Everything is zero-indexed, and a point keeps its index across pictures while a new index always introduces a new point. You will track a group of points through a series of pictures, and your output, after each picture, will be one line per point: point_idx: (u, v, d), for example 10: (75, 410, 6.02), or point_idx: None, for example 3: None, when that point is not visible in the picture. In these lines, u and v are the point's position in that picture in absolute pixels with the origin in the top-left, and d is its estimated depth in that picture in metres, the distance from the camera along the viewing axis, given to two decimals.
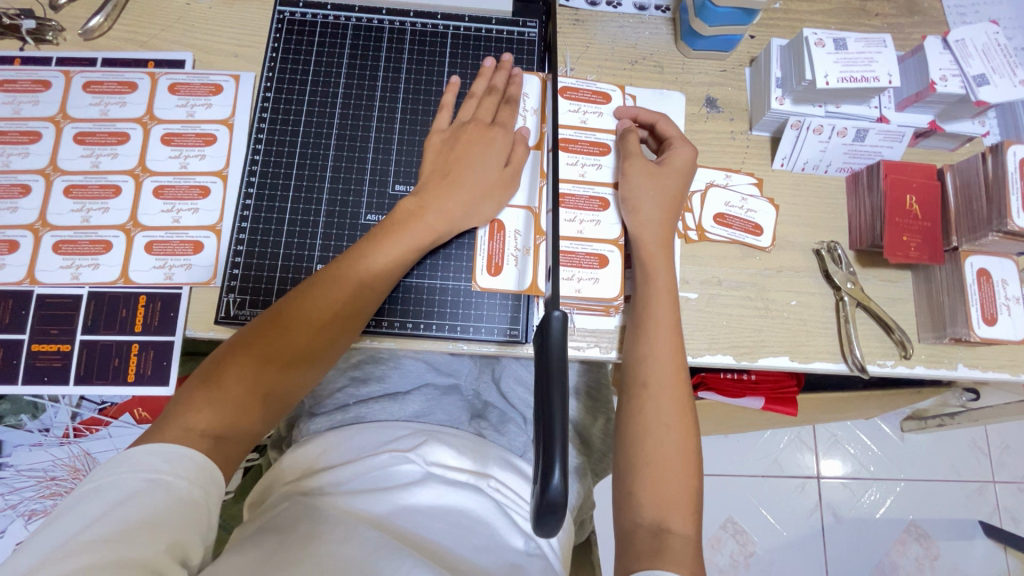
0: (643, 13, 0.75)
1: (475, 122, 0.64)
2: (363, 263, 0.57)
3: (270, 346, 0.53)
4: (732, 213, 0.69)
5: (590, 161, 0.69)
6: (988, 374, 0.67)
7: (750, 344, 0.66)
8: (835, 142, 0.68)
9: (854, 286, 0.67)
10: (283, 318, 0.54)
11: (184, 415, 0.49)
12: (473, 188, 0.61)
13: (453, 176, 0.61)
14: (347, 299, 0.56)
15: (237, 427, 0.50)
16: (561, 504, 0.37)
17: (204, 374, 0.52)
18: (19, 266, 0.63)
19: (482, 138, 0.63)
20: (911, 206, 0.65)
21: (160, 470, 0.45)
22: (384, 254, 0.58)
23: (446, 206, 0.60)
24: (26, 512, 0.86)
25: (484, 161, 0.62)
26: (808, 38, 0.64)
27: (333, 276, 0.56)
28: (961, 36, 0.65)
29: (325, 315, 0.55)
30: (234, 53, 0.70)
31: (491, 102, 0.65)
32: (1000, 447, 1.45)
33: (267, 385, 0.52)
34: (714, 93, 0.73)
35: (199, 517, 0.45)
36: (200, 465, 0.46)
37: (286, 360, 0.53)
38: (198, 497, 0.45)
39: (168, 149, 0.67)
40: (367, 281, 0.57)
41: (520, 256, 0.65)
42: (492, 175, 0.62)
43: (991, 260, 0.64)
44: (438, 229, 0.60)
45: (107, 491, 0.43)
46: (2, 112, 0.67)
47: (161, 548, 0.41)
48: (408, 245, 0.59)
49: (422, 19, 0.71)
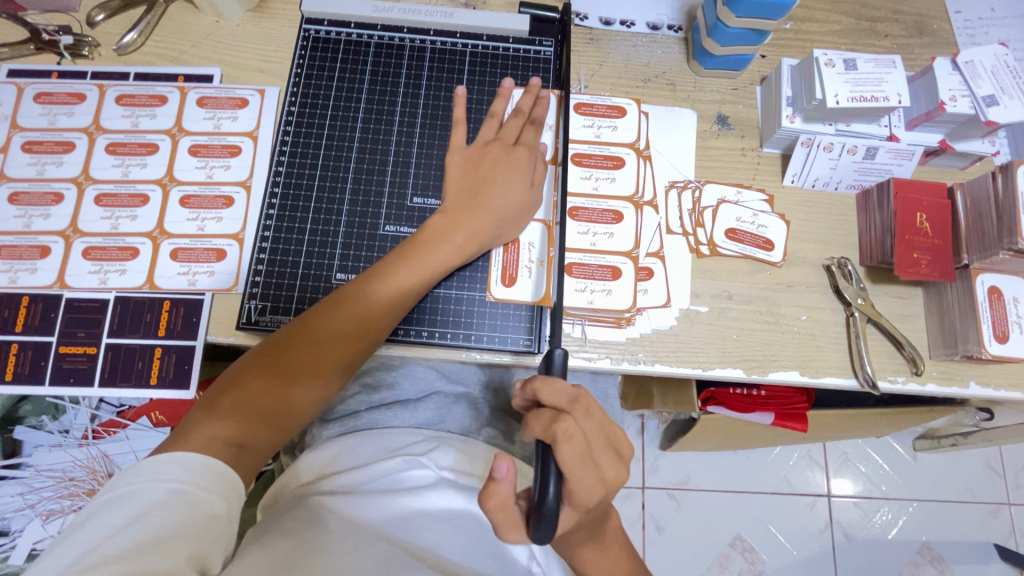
0: (656, 32, 0.77)
1: (498, 142, 0.66)
2: (389, 281, 0.58)
3: (296, 361, 0.55)
4: (743, 228, 0.70)
5: (603, 176, 0.70)
6: (1001, 392, 0.67)
7: (760, 358, 0.67)
8: (846, 160, 0.68)
9: (865, 302, 0.67)
10: (309, 334, 0.56)
11: (211, 423, 0.50)
12: (499, 212, 0.63)
13: (477, 198, 0.63)
14: (370, 319, 0.58)
15: (258, 436, 0.52)
16: (555, 512, 0.43)
17: (232, 380, 0.53)
18: (50, 271, 0.65)
19: (507, 160, 0.65)
20: (921, 223, 0.65)
21: (181, 480, 0.46)
22: (407, 276, 0.59)
23: (472, 227, 0.62)
24: (44, 512, 0.87)
25: (508, 180, 0.64)
26: (819, 58, 0.66)
27: (356, 295, 0.58)
28: (971, 57, 0.66)
29: (349, 334, 0.57)
30: (259, 69, 0.73)
31: (517, 123, 0.67)
32: (1015, 468, 1.43)
33: (292, 397, 0.54)
34: (725, 111, 0.74)
35: (220, 528, 0.46)
36: (221, 473, 0.48)
37: (312, 373, 0.55)
38: (218, 509, 0.46)
39: (195, 160, 0.69)
40: (390, 301, 0.58)
41: (534, 267, 0.66)
42: (516, 195, 0.63)
43: (1002, 278, 0.65)
44: (463, 250, 0.62)
45: (131, 501, 0.44)
46: (38, 123, 0.70)
47: (182, 559, 0.42)
48: (431, 268, 0.60)
49: (443, 38, 0.73)
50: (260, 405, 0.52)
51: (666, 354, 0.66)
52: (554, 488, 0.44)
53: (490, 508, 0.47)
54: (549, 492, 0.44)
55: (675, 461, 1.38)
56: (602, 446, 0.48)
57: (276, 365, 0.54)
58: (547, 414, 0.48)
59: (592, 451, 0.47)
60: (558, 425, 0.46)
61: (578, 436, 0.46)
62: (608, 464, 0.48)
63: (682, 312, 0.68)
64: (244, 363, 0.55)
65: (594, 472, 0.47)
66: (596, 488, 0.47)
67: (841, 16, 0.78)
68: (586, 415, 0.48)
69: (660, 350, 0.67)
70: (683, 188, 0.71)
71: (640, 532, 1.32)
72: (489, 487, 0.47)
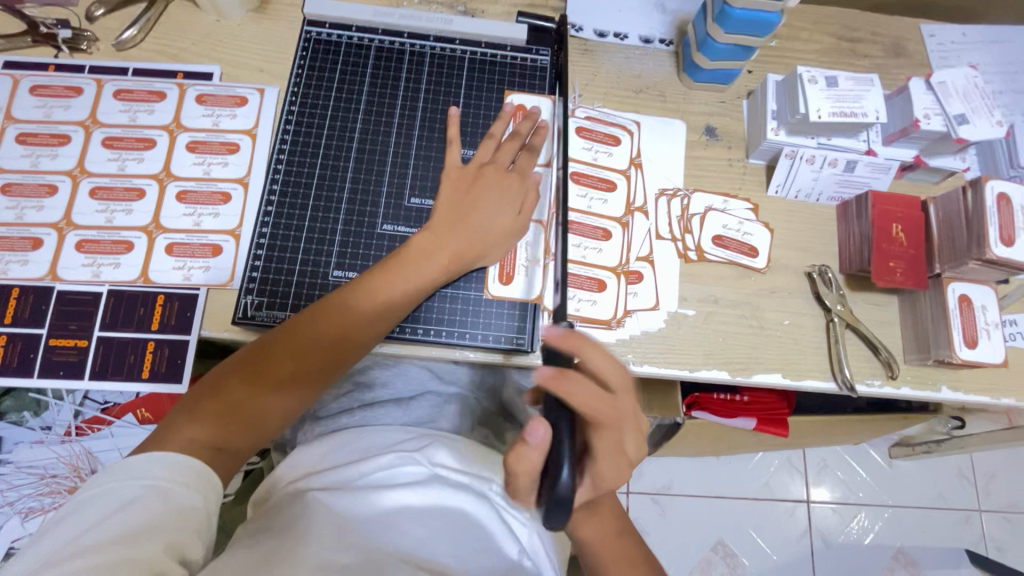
0: (648, 45, 0.80)
1: (491, 165, 0.67)
2: (371, 296, 0.59)
3: (276, 370, 0.55)
4: (728, 235, 0.73)
5: (597, 196, 0.72)
6: (971, 397, 0.70)
7: (744, 360, 0.69)
8: (826, 172, 0.72)
9: (843, 308, 0.70)
10: (291, 344, 0.56)
11: (190, 426, 0.51)
12: (484, 232, 0.64)
13: (465, 217, 0.63)
14: (351, 330, 0.58)
15: (236, 443, 0.53)
16: (568, 498, 0.43)
17: (213, 386, 0.54)
18: (42, 262, 0.65)
19: (498, 182, 0.66)
20: (896, 234, 0.69)
21: (157, 476, 0.46)
22: (391, 291, 0.59)
23: (455, 243, 0.63)
24: (24, 510, 0.85)
25: (497, 204, 0.65)
26: (802, 75, 0.69)
27: (340, 306, 0.58)
28: (943, 78, 0.70)
29: (330, 347, 0.57)
30: (259, 68, 0.74)
31: (511, 147, 0.68)
32: (986, 476, 1.48)
33: (270, 404, 0.55)
34: (713, 123, 0.77)
35: (197, 520, 0.46)
36: (197, 471, 0.48)
37: (291, 383, 0.56)
38: (195, 502, 0.47)
39: (192, 156, 0.69)
40: (371, 315, 0.59)
41: (530, 266, 0.68)
42: (503, 219, 0.65)
43: (971, 287, 0.68)
44: (447, 268, 0.62)
45: (107, 499, 0.45)
46: (33, 115, 0.70)
47: (160, 548, 0.43)
48: (415, 283, 0.61)
49: (442, 44, 0.75)
50: (238, 413, 0.53)
51: (654, 355, 0.68)
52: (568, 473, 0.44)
53: (520, 472, 0.47)
54: (563, 478, 0.43)
55: (660, 467, 1.40)
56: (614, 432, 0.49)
57: (257, 374, 0.55)
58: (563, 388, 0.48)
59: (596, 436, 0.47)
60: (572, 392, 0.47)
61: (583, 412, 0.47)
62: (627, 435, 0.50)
63: (670, 315, 0.70)
64: (224, 369, 0.56)
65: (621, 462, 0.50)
66: (620, 475, 0.51)
67: (823, 36, 0.82)
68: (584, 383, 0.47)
69: (648, 351, 0.68)
70: (672, 196, 0.74)
71: None
72: (520, 453, 0.47)
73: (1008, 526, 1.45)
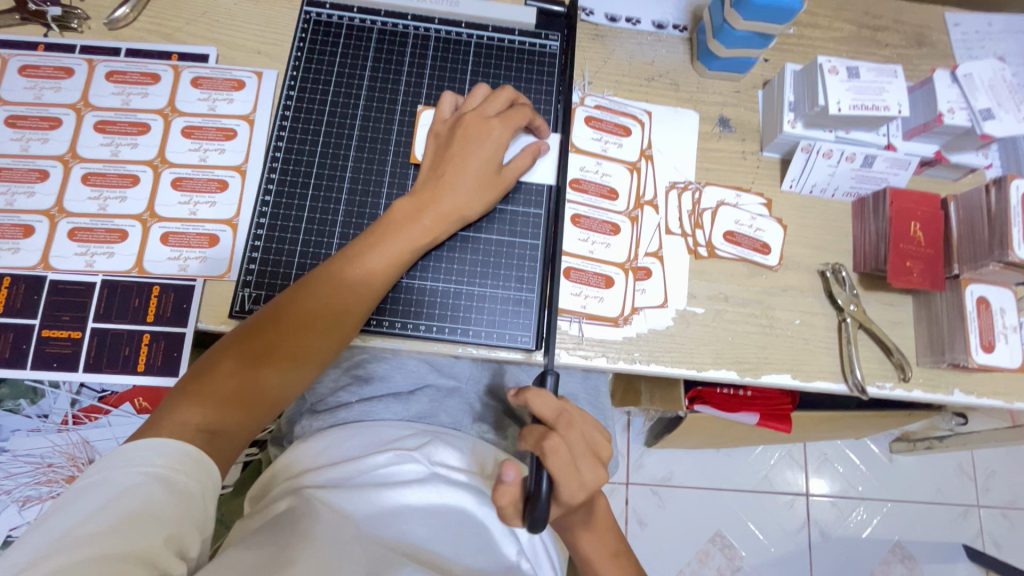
0: (661, 31, 0.77)
1: (473, 114, 0.63)
2: (359, 263, 0.57)
3: (264, 347, 0.54)
4: (741, 231, 0.70)
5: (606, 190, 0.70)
6: (983, 400, 0.69)
7: (753, 360, 0.68)
8: (844, 167, 0.69)
9: (857, 307, 0.68)
10: (281, 319, 0.55)
11: (182, 411, 0.49)
12: (469, 186, 0.61)
13: (448, 178, 0.61)
14: (343, 298, 0.57)
15: (233, 424, 0.51)
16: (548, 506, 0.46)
17: (202, 370, 0.52)
18: (33, 251, 0.63)
19: (479, 131, 0.62)
20: (914, 233, 0.67)
21: (154, 464, 0.45)
22: (379, 258, 0.58)
23: (443, 207, 0.60)
24: (20, 498, 0.87)
25: (481, 156, 0.61)
26: (823, 65, 0.66)
27: (328, 277, 0.56)
28: (969, 70, 0.67)
29: (323, 320, 0.56)
30: (257, 50, 0.71)
31: (500, 97, 0.64)
32: (986, 471, 1.48)
33: (262, 380, 0.53)
34: (727, 113, 0.75)
35: (195, 510, 0.45)
36: (196, 458, 0.47)
37: (283, 360, 0.54)
38: (194, 490, 0.46)
39: (188, 142, 0.67)
40: (361, 284, 0.57)
41: (622, 242, 0.69)
42: (487, 174, 0.62)
43: (990, 289, 0.66)
44: (433, 231, 0.61)
45: (103, 489, 0.43)
46: (22, 97, 0.67)
47: (159, 540, 0.42)
48: (405, 250, 0.59)
49: (447, 27, 0.72)
50: (225, 391, 0.51)
51: (662, 353, 0.67)
52: (548, 485, 0.48)
53: (501, 505, 0.49)
54: (544, 487, 0.47)
55: (660, 458, 1.40)
56: (586, 456, 0.51)
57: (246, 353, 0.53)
58: (538, 429, 0.50)
59: (579, 460, 0.50)
60: (547, 440, 0.49)
61: (566, 452, 0.49)
62: (592, 473, 0.50)
63: (679, 313, 0.68)
64: (217, 352, 0.54)
65: (574, 476, 0.49)
66: (578, 492, 0.49)
67: (843, 23, 0.79)
68: (571, 428, 0.50)
69: (655, 349, 0.67)
70: (683, 188, 0.72)
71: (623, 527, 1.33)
72: (498, 488, 0.49)
73: (1006, 521, 1.45)
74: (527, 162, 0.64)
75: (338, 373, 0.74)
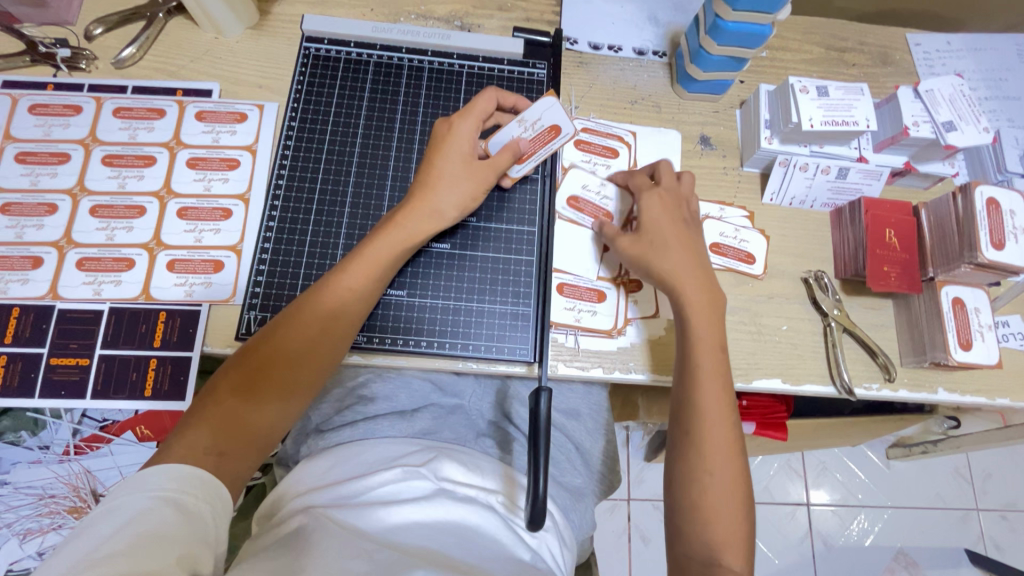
0: (642, 57, 0.81)
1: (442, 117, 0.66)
2: (345, 276, 0.59)
3: (263, 367, 0.56)
4: (726, 243, 0.73)
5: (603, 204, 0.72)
6: (967, 398, 0.71)
7: (744, 366, 0.70)
8: (819, 179, 0.73)
9: (841, 312, 0.71)
10: (278, 337, 0.57)
11: (190, 434, 0.51)
12: (443, 181, 0.63)
13: (429, 180, 0.63)
14: (334, 309, 0.58)
15: (236, 445, 0.52)
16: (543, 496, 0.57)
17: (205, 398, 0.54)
18: (42, 281, 0.65)
19: (446, 129, 0.64)
20: (890, 239, 0.70)
21: (165, 488, 0.46)
22: (365, 266, 0.60)
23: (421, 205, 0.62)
24: (22, 531, 0.87)
25: (450, 152, 0.63)
26: (794, 85, 0.70)
27: (323, 288, 0.58)
28: (930, 87, 0.72)
29: (319, 328, 0.57)
30: (258, 84, 0.75)
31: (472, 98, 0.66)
32: (982, 475, 1.49)
33: (262, 400, 0.55)
34: (707, 132, 0.79)
35: (203, 533, 0.46)
36: (205, 482, 0.48)
37: (281, 376, 0.56)
38: (204, 513, 0.47)
39: (193, 173, 0.70)
40: (353, 294, 0.59)
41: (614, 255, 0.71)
42: (463, 169, 0.63)
43: (964, 290, 0.69)
44: (416, 227, 0.62)
45: (115, 513, 0.44)
46: (32, 134, 0.70)
47: (171, 561, 0.42)
48: (391, 254, 0.61)
49: (439, 58, 0.76)
50: (227, 416, 0.53)
51: (656, 363, 0.69)
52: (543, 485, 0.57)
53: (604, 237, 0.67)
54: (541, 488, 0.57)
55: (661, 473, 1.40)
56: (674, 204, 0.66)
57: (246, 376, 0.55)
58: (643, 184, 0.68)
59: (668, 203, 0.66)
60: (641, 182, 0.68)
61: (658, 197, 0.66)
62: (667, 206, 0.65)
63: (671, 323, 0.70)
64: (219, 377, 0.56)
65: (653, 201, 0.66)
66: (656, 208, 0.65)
67: (812, 46, 0.84)
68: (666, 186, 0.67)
69: (649, 359, 0.69)
70: None
71: (627, 544, 1.34)
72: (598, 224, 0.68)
73: (1006, 524, 1.46)
74: (505, 153, 0.64)
75: (342, 394, 0.76)
